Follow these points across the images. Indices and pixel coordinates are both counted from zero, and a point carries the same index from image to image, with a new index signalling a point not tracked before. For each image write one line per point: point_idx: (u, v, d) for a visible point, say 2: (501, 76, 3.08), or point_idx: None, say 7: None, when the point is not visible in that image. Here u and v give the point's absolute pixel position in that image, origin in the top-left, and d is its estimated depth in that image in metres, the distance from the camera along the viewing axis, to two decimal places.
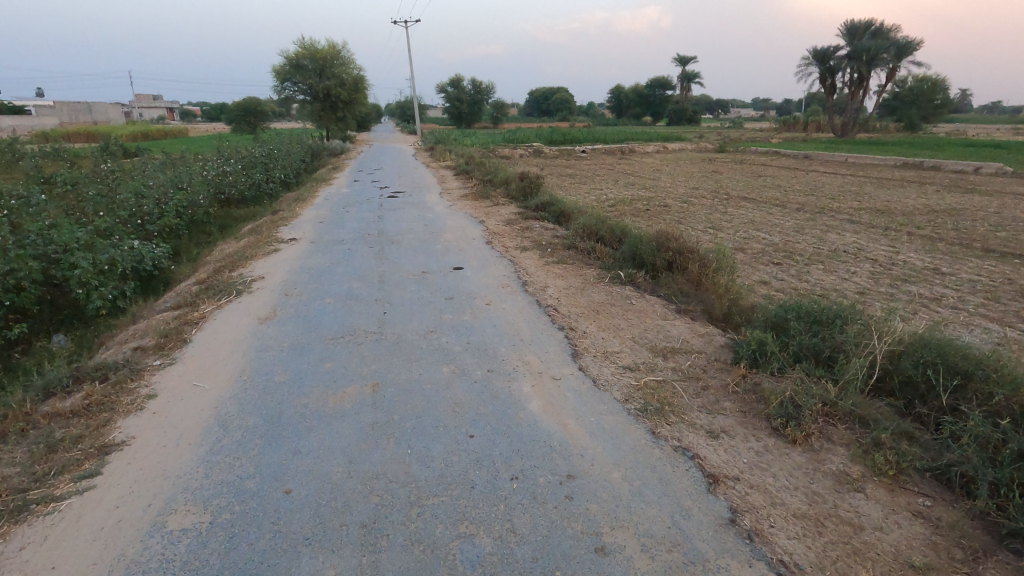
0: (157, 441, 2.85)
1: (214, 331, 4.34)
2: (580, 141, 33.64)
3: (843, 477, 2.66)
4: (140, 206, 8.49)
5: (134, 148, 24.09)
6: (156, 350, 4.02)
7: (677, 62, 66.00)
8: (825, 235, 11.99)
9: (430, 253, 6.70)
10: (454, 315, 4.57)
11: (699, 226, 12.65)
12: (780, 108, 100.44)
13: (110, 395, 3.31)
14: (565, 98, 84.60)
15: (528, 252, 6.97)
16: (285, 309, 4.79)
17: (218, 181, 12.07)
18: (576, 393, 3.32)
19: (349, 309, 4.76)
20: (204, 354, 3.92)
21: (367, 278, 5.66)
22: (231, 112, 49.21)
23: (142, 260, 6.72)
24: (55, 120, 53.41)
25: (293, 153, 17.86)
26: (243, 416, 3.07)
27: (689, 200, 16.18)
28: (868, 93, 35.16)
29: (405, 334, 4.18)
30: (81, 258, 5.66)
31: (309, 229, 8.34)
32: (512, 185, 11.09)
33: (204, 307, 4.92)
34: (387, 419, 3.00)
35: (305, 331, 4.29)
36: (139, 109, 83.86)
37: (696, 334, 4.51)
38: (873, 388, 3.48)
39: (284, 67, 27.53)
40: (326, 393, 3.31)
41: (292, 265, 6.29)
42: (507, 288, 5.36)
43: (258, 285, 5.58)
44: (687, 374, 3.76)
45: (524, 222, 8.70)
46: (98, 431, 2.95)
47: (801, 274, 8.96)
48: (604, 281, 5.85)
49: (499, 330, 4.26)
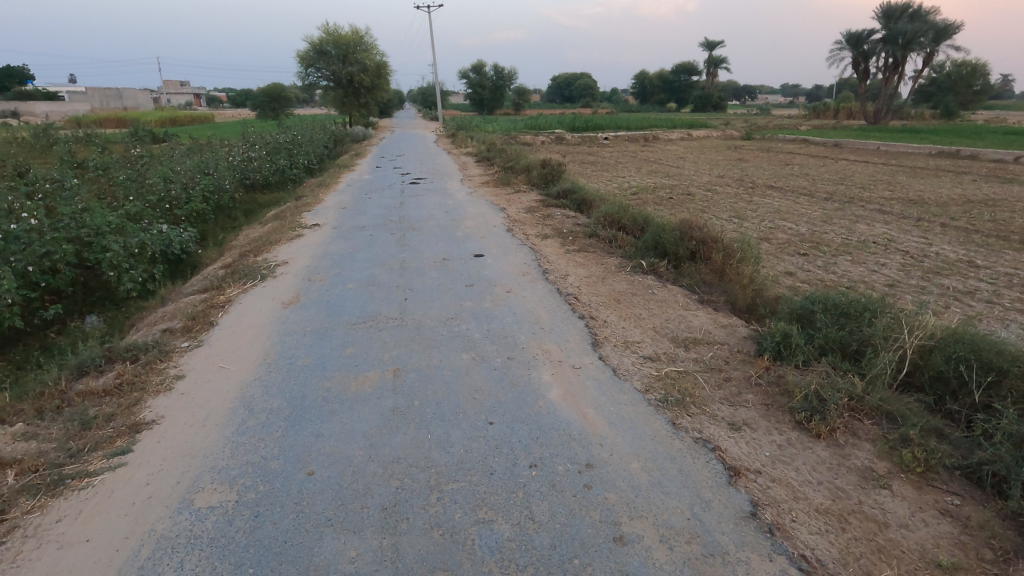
0: (185, 421, 2.93)
1: (239, 314, 4.42)
2: (603, 128, 33.27)
3: (869, 473, 2.60)
4: (168, 190, 8.68)
5: (161, 134, 24.60)
6: (183, 332, 4.11)
7: (702, 47, 64.56)
8: (854, 226, 11.71)
9: (451, 240, 6.72)
10: (474, 303, 4.57)
11: (723, 215, 12.47)
12: (809, 94, 97.76)
13: (140, 375, 3.41)
14: (589, 83, 83.72)
15: (549, 239, 6.95)
16: (308, 293, 4.85)
17: (243, 167, 12.26)
18: (596, 383, 3.30)
19: (370, 295, 4.79)
20: (230, 337, 3.99)
21: (388, 264, 5.69)
22: (257, 99, 49.99)
23: (170, 243, 6.87)
24: (87, 107, 54.55)
25: (316, 138, 18.01)
26: (268, 399, 3.13)
27: (713, 189, 15.89)
28: (903, 78, 33.98)
29: (425, 321, 4.20)
30: (113, 242, 5.84)
31: (332, 215, 8.40)
32: (533, 172, 11.03)
33: (230, 292, 5.02)
34: (408, 404, 3.03)
35: (327, 316, 4.33)
36: (167, 96, 86.05)
37: (718, 325, 4.45)
38: (902, 383, 3.40)
39: (307, 52, 27.81)
40: (348, 377, 3.36)
41: (315, 250, 6.36)
42: (528, 276, 5.33)
43: (282, 270, 5.65)
44: (709, 365, 3.72)
45: (546, 210, 8.65)
46: (129, 410, 3.04)
47: (828, 266, 8.77)
48: (625, 270, 5.81)
49: (519, 318, 4.25)
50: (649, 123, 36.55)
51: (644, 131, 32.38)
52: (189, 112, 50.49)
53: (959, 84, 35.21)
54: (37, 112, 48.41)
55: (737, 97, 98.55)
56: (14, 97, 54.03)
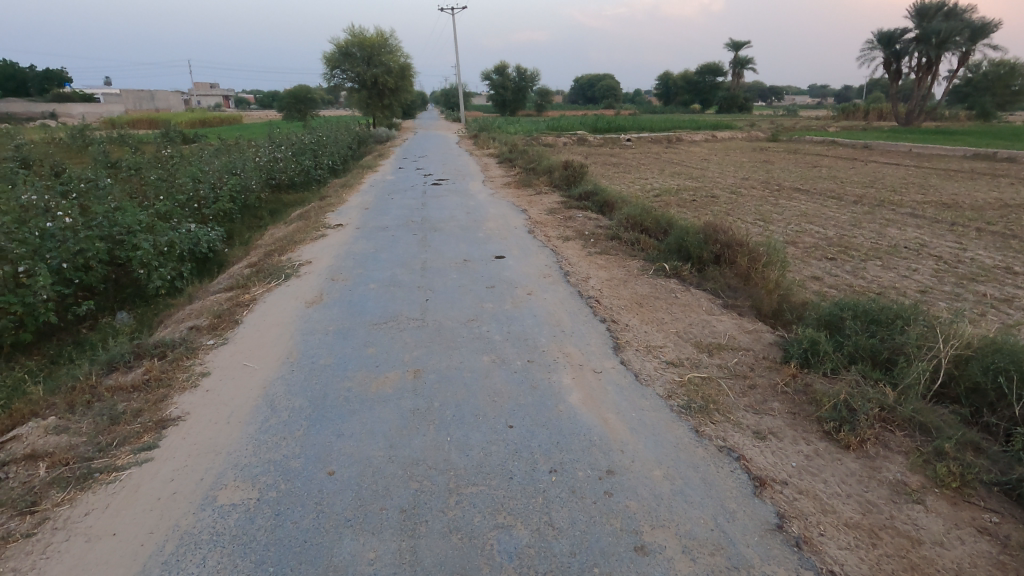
0: (209, 418, 2.97)
1: (263, 313, 4.48)
2: (626, 129, 33.05)
3: (901, 487, 2.52)
4: (197, 190, 8.88)
5: (191, 134, 25.20)
6: (209, 330, 4.19)
7: (727, 47, 63.77)
8: (885, 230, 11.42)
9: (472, 241, 6.72)
10: (495, 304, 4.56)
11: (748, 218, 12.28)
12: (838, 95, 95.77)
13: (167, 371, 3.48)
14: (612, 85, 83.31)
15: (571, 241, 6.92)
16: (330, 293, 4.90)
17: (269, 167, 12.48)
18: (617, 387, 3.25)
19: (392, 295, 4.82)
20: (254, 335, 4.05)
21: (410, 265, 5.71)
22: (284, 101, 50.95)
23: (198, 242, 7.01)
24: (121, 108, 56.20)
25: (340, 140, 18.24)
26: (290, 397, 3.16)
27: (738, 191, 15.65)
28: (936, 79, 33.05)
29: (446, 322, 4.20)
30: (143, 241, 5.99)
31: (356, 215, 8.48)
32: (555, 174, 11.00)
33: (255, 290, 5.10)
34: (428, 405, 3.03)
35: (349, 315, 4.37)
36: (197, 97, 88.41)
37: (743, 331, 4.37)
38: (936, 394, 3.29)
39: (334, 54, 28.20)
40: (368, 377, 3.37)
41: (338, 250, 6.41)
42: (548, 278, 5.31)
43: (305, 269, 5.73)
44: (733, 372, 3.66)
45: (567, 211, 8.62)
46: (155, 406, 3.10)
47: (857, 271, 8.57)
48: (648, 273, 5.75)
49: (540, 320, 4.23)
50: (672, 124, 36.18)
51: (667, 132, 32.06)
52: (218, 114, 51.69)
53: (997, 84, 34.07)
54: (74, 114, 49.96)
55: (764, 98, 97.03)
56: (54, 99, 55.93)
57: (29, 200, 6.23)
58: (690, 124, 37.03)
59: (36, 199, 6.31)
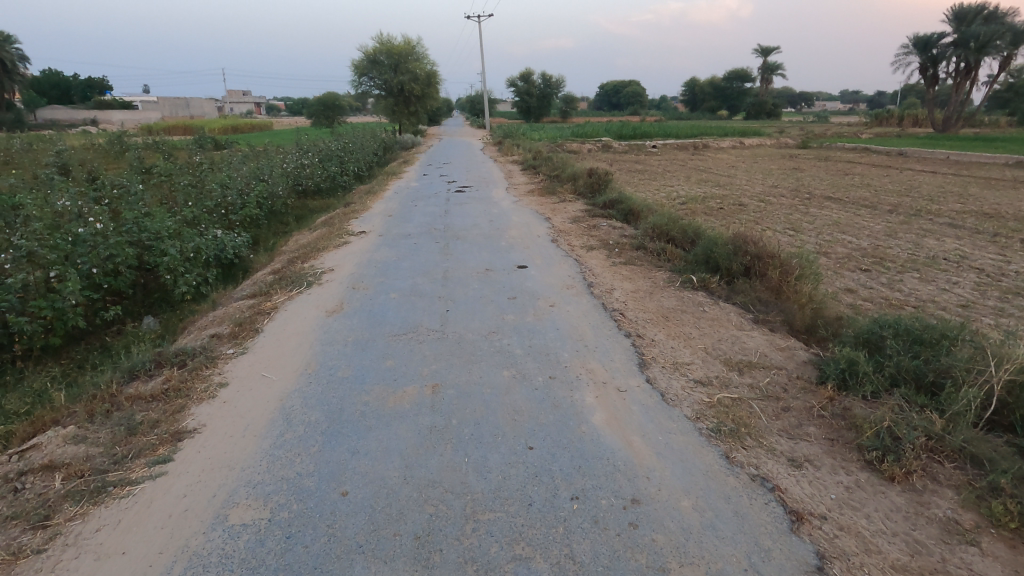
0: (225, 431, 2.93)
1: (284, 322, 4.46)
2: (651, 136, 32.77)
3: (952, 526, 2.33)
4: (224, 196, 9.00)
5: (224, 140, 25.86)
6: (230, 339, 4.18)
7: (756, 53, 62.95)
8: (922, 241, 11.02)
9: (494, 249, 6.63)
10: (516, 316, 4.45)
11: (778, 227, 12.00)
12: (870, 101, 93.64)
13: (187, 381, 3.46)
14: (638, 91, 82.86)
15: (595, 251, 6.79)
16: (351, 302, 4.86)
17: (296, 173, 12.65)
18: (643, 408, 3.11)
19: (412, 305, 4.75)
20: (274, 344, 4.03)
21: (431, 274, 5.65)
22: (313, 107, 52.07)
23: (224, 248, 7.09)
24: (158, 114, 58.11)
25: (366, 146, 18.42)
26: (306, 411, 3.10)
27: (767, 199, 15.31)
28: (975, 84, 32.01)
29: (466, 334, 4.11)
30: (170, 247, 6.07)
31: (379, 222, 8.49)
32: (579, 181, 10.88)
33: (277, 298, 5.09)
34: (445, 423, 2.94)
35: (369, 326, 4.32)
36: (230, 104, 90.94)
37: (775, 348, 4.19)
38: (987, 422, 3.08)
39: (362, 61, 28.64)
40: (386, 392, 3.30)
41: (360, 258, 6.40)
42: (572, 289, 5.17)
43: (327, 277, 5.72)
44: (765, 393, 3.49)
45: (591, 220, 8.50)
46: (172, 417, 3.07)
47: (893, 283, 8.27)
48: (674, 284, 5.59)
49: (562, 333, 4.10)
50: (699, 131, 35.76)
51: (694, 139, 31.69)
52: (250, 121, 53.02)
53: None
54: (114, 120, 51.69)
55: (793, 104, 95.39)
56: (95, 107, 58.14)
57: (63, 205, 6.37)
58: (717, 130, 36.53)
59: (70, 204, 6.45)
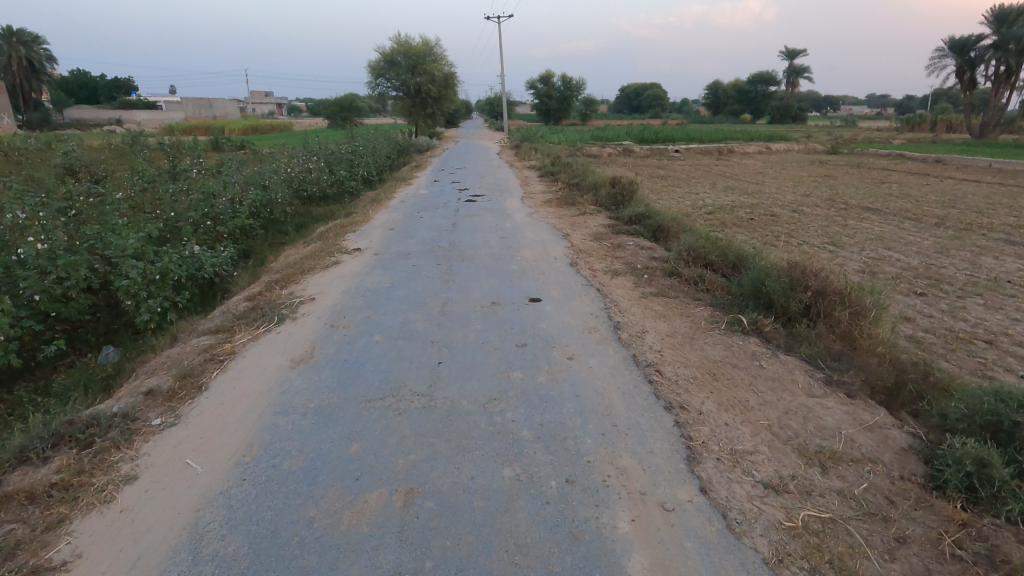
0: (103, 570, 2.06)
1: (236, 376, 3.59)
2: (673, 140, 31.70)
3: None
4: (213, 205, 8.27)
5: (237, 142, 25.38)
6: (164, 401, 3.33)
7: (781, 54, 61.26)
8: (980, 259, 9.93)
9: (503, 275, 5.71)
10: (525, 375, 3.52)
11: (816, 240, 10.96)
12: (897, 105, 91.07)
13: (85, 473, 2.61)
14: (659, 95, 82.10)
15: (620, 277, 5.87)
16: (324, 347, 3.98)
17: (298, 179, 11.89)
18: (702, 548, 2.16)
19: (398, 354, 3.85)
20: (215, 412, 3.15)
21: (427, 308, 4.75)
22: (331, 109, 51.85)
23: (201, 267, 6.30)
24: (181, 114, 58.66)
25: (379, 149, 17.69)
26: (226, 536, 2.22)
27: (801, 209, 14.21)
28: (1015, 89, 30.33)
29: (460, 402, 3.20)
30: (131, 268, 5.30)
31: (378, 237, 7.65)
32: (601, 192, 9.95)
33: (239, 340, 4.24)
34: (414, 567, 2.04)
35: (339, 385, 3.42)
36: (253, 105, 92.15)
37: (862, 427, 3.23)
38: None
39: (378, 62, 27.95)
40: (342, 501, 2.40)
41: (348, 283, 5.53)
42: (595, 334, 4.23)
43: (305, 309, 4.86)
44: (867, 509, 2.52)
45: (615, 237, 7.55)
46: (40, 539, 2.21)
47: (957, 311, 7.25)
48: (719, 324, 4.64)
49: (584, 405, 3.17)
50: (724, 135, 34.62)
51: (718, 143, 30.50)
52: (269, 121, 52.94)
53: None
54: (137, 120, 52.01)
55: (818, 108, 93.39)
56: (119, 107, 58.84)
57: (17, 219, 5.69)
58: (743, 134, 35.25)
59: (23, 218, 5.72)
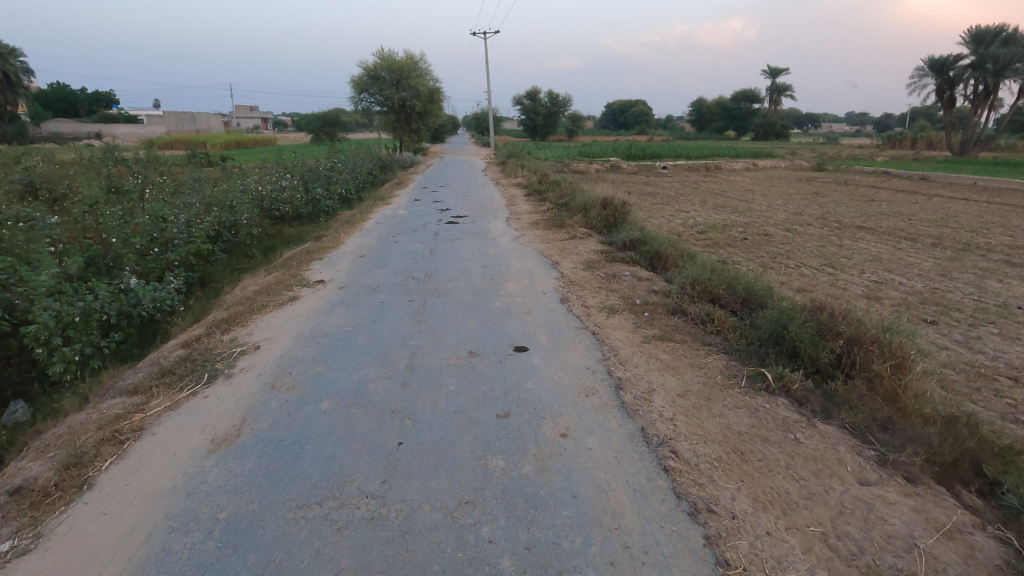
0: None
1: (133, 468, 2.78)
2: (660, 156, 31.38)
3: None
4: (164, 229, 7.42)
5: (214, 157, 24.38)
6: (28, 507, 2.51)
7: (762, 71, 61.97)
8: (985, 282, 9.38)
9: (484, 316, 4.96)
10: (507, 464, 2.75)
11: (814, 262, 10.38)
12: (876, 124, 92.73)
13: None
14: (644, 112, 82.81)
15: (616, 315, 5.15)
16: (256, 421, 3.19)
17: (268, 198, 11.06)
18: None
19: (347, 431, 3.06)
20: (89, 530, 2.34)
21: (390, 362, 3.97)
22: (314, 125, 51.02)
23: (138, 303, 5.45)
24: (162, 128, 57.43)
25: (360, 165, 16.93)
26: None
27: (793, 228, 13.70)
28: (994, 108, 30.48)
29: (420, 512, 2.41)
30: (43, 310, 4.44)
31: (345, 266, 6.86)
32: (592, 213, 9.28)
33: (153, 409, 3.42)
34: None
35: (264, 482, 2.62)
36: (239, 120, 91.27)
37: (938, 532, 2.52)
38: None
39: (362, 77, 27.26)
40: None
41: (302, 327, 4.74)
42: (593, 398, 3.49)
43: (244, 362, 4.06)
44: None
45: (608, 265, 6.86)
46: None
47: (976, 343, 6.61)
48: (738, 380, 3.91)
49: (584, 514, 2.41)
50: (711, 151, 34.40)
51: (706, 159, 30.22)
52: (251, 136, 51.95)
53: None
54: (115, 134, 50.68)
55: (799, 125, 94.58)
56: (99, 121, 57.45)
57: None
58: (731, 151, 35.03)
59: None
